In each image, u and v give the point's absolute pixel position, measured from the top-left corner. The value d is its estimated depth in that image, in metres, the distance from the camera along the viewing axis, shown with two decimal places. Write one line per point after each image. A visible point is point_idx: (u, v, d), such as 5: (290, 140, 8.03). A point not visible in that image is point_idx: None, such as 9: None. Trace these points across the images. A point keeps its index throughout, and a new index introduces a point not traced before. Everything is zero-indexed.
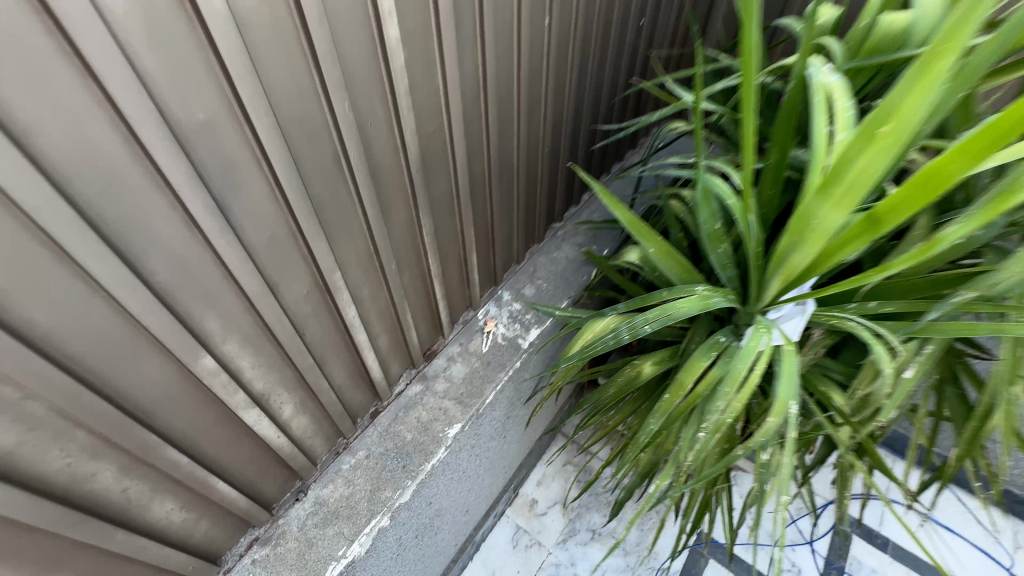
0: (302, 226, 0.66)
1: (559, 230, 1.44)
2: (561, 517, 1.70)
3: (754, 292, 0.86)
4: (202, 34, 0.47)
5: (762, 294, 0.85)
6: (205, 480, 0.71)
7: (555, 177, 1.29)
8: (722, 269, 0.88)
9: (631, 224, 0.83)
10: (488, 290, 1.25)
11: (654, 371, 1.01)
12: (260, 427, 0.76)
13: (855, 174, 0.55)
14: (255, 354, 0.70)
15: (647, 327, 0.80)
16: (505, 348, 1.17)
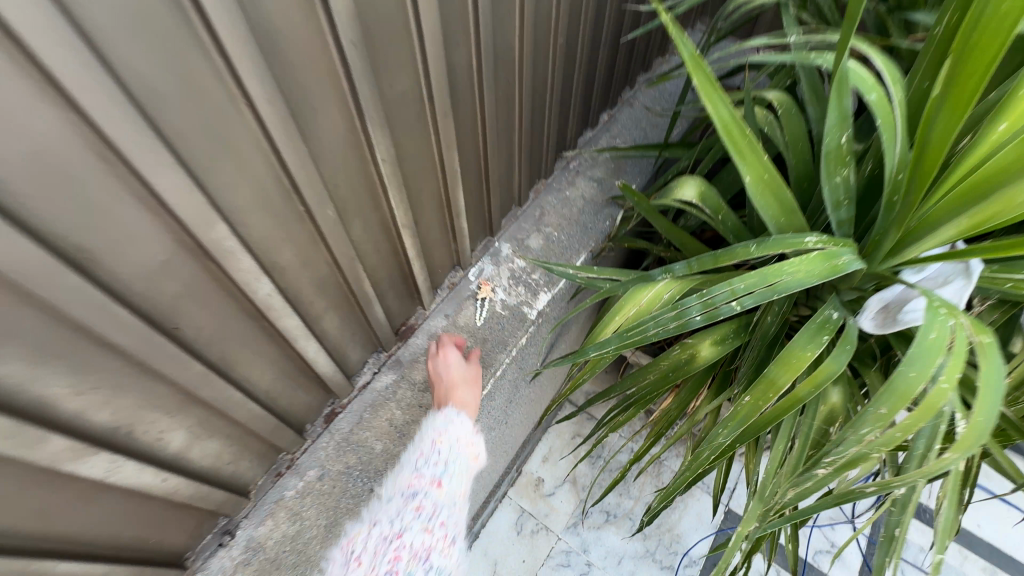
0: (118, 139, 0.34)
1: (570, 160, 1.10)
2: (571, 498, 1.49)
3: (890, 243, 0.57)
4: None
5: (901, 245, 0.56)
6: (42, 564, 0.45)
7: (568, 85, 0.95)
8: (836, 207, 0.58)
9: (725, 131, 0.51)
10: (481, 242, 0.94)
11: (713, 354, 0.73)
12: (126, 476, 0.48)
13: None
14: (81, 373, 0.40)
15: (735, 302, 0.51)
16: (506, 319, 0.88)
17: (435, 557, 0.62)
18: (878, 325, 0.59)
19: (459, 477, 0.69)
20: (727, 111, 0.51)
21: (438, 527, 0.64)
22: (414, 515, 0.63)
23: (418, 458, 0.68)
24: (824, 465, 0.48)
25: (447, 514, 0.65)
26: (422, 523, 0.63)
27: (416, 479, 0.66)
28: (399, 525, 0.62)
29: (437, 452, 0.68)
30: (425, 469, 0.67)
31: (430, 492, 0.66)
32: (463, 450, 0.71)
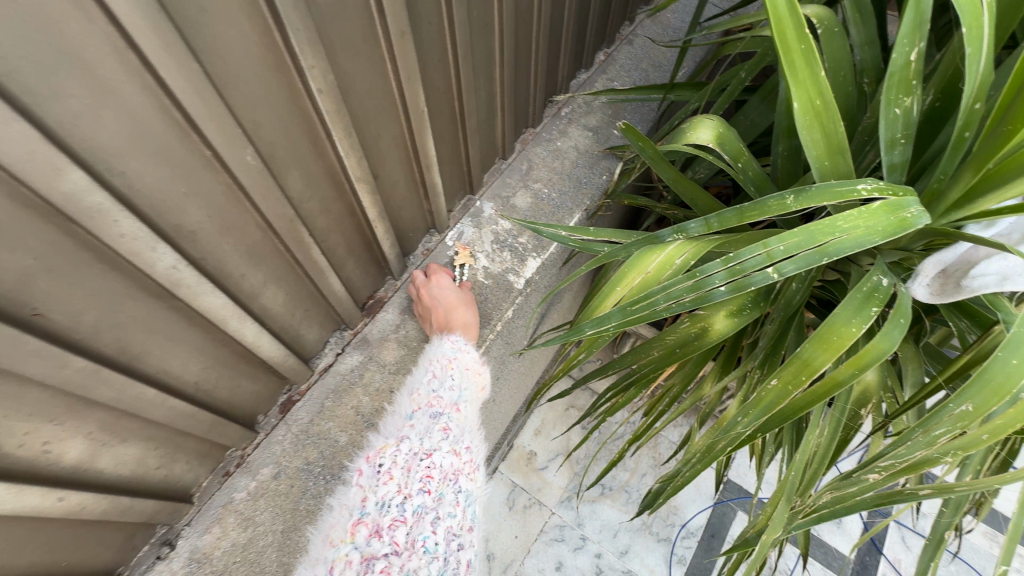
0: None
1: (561, 106, 0.97)
2: (565, 472, 1.43)
3: (958, 193, 0.46)
4: None
5: (976, 194, 0.44)
6: None
7: (558, 12, 0.80)
8: (893, 147, 0.46)
9: (778, 30, 0.39)
10: (459, 201, 0.82)
11: (729, 328, 0.62)
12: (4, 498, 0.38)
13: None
14: None
15: (770, 270, 0.40)
16: (490, 288, 0.77)
17: (464, 479, 0.57)
18: (934, 294, 0.49)
19: (474, 405, 0.63)
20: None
21: (464, 450, 0.58)
22: (441, 434, 0.57)
23: (432, 381, 0.62)
24: (874, 469, 0.40)
25: (469, 440, 0.60)
26: (450, 443, 0.57)
27: (436, 400, 0.60)
28: (428, 443, 0.56)
29: (452, 376, 0.63)
30: (442, 392, 0.61)
31: (451, 414, 0.60)
32: (475, 378, 0.65)
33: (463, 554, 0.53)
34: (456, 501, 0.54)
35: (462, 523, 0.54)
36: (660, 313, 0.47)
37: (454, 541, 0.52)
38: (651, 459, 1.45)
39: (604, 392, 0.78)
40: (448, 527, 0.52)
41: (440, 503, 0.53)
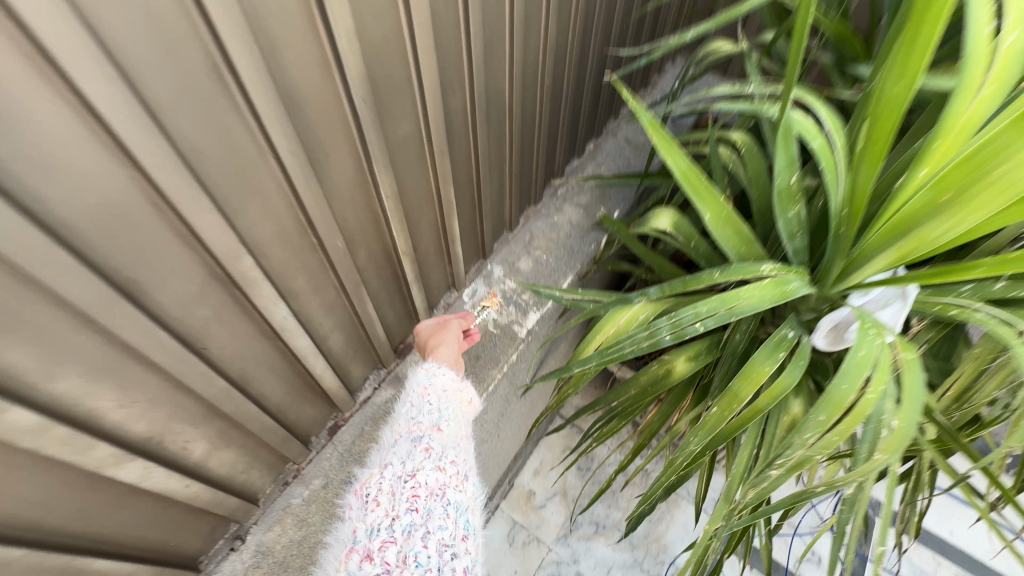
0: (169, 185, 0.41)
1: (558, 188, 1.18)
2: (561, 510, 1.53)
3: (836, 271, 0.64)
4: None
5: (842, 270, 0.63)
6: (79, 561, 0.50)
7: (556, 120, 1.02)
8: (790, 237, 0.65)
9: (684, 177, 0.57)
10: (475, 265, 1.01)
11: (688, 370, 0.79)
12: (156, 479, 0.54)
13: None
14: (124, 388, 0.46)
15: (699, 324, 0.58)
16: (499, 336, 0.95)
17: (451, 493, 0.65)
18: (831, 343, 0.68)
19: (455, 422, 0.72)
20: (687, 161, 0.57)
21: (450, 464, 0.67)
22: (424, 455, 0.66)
23: (412, 409, 0.72)
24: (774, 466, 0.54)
25: (454, 453, 0.68)
26: (433, 461, 0.65)
27: (416, 426, 0.69)
28: (411, 465, 0.65)
29: (429, 402, 0.72)
30: (421, 416, 0.70)
31: (432, 435, 0.68)
32: (454, 398, 0.75)
33: (458, 560, 0.61)
34: (445, 514, 0.63)
35: (454, 532, 0.62)
36: (627, 356, 0.64)
37: (447, 550, 0.60)
38: None
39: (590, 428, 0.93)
40: (439, 539, 0.60)
41: (428, 518, 0.61)
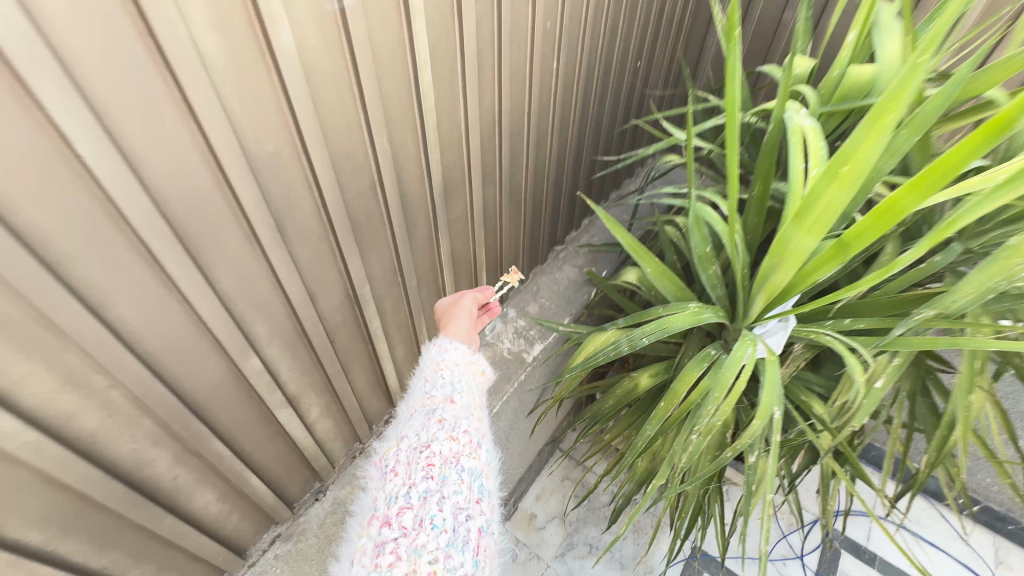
0: (341, 242, 0.75)
1: (560, 253, 1.53)
2: (559, 531, 1.73)
3: (741, 311, 0.95)
4: (278, 83, 0.55)
5: (744, 310, 0.94)
6: (243, 473, 0.79)
7: (559, 203, 1.39)
8: (711, 287, 0.97)
9: (630, 246, 0.91)
10: (495, 307, 1.33)
11: (650, 383, 1.09)
12: (290, 425, 0.84)
13: (820, 206, 0.64)
14: (293, 358, 0.77)
15: (644, 338, 0.88)
16: (511, 360, 1.25)
17: (465, 460, 0.70)
18: None
19: (468, 394, 0.77)
20: (631, 237, 0.92)
21: (462, 433, 0.72)
22: (437, 427, 0.71)
23: (426, 384, 0.77)
24: (696, 434, 0.83)
25: (467, 424, 0.74)
26: (446, 431, 0.71)
27: (430, 399, 0.75)
28: (425, 437, 0.70)
29: (441, 376, 0.77)
30: (434, 392, 0.76)
31: (445, 407, 0.73)
32: (465, 370, 0.79)
33: (472, 520, 0.67)
34: (459, 480, 0.68)
35: (468, 495, 0.68)
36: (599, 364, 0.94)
37: (462, 512, 0.66)
38: (632, 524, 1.76)
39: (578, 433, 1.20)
40: (454, 503, 0.66)
41: (443, 484, 0.66)
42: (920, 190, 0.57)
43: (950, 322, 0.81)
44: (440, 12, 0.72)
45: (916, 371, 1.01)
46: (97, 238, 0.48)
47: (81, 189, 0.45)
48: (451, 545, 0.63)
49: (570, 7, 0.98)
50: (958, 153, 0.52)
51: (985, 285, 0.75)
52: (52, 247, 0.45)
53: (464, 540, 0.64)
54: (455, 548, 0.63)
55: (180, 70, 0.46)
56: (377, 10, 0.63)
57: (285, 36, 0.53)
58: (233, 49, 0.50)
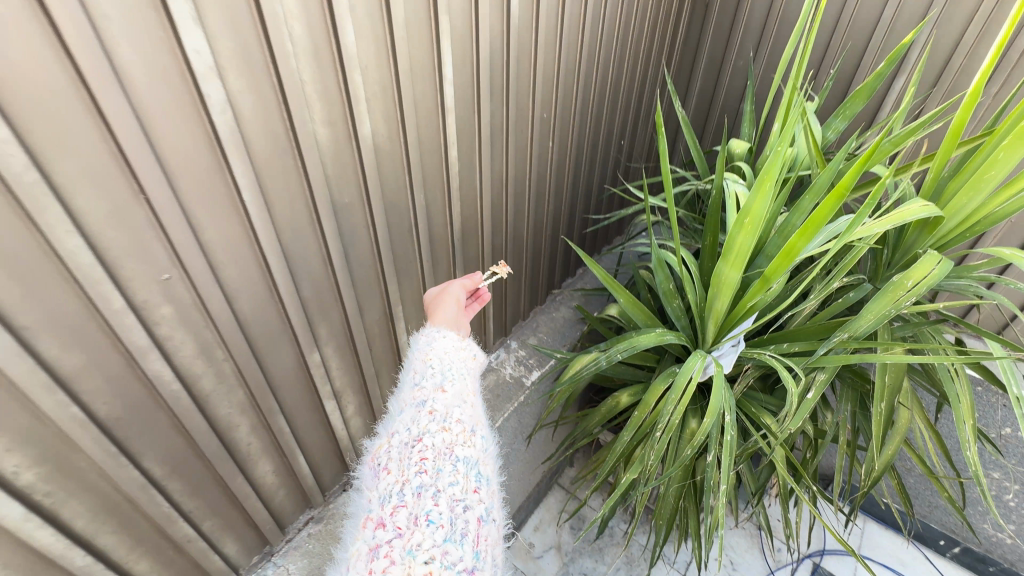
0: (385, 269, 0.99)
1: (557, 296, 1.76)
2: (556, 560, 1.81)
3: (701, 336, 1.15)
4: (358, 156, 0.83)
5: (705, 336, 1.13)
6: (293, 451, 0.99)
7: (555, 252, 1.65)
8: (676, 317, 1.18)
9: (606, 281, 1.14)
10: (499, 339, 1.56)
11: (629, 401, 1.27)
12: (331, 415, 1.05)
13: (737, 246, 0.90)
14: (341, 358, 1.00)
15: (617, 353, 1.09)
16: (512, 384, 1.46)
17: (459, 450, 0.68)
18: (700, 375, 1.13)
19: (459, 381, 0.75)
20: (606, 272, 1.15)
21: (455, 423, 0.70)
22: (428, 419, 0.69)
23: (415, 376, 0.76)
24: (660, 432, 1.02)
25: (459, 412, 0.72)
26: (437, 423, 0.69)
27: (420, 391, 0.73)
28: (416, 431, 0.68)
29: (429, 366, 0.76)
30: (424, 382, 0.74)
31: (436, 398, 0.72)
32: (455, 357, 0.78)
33: (471, 512, 0.65)
34: (454, 471, 0.66)
35: (465, 486, 0.66)
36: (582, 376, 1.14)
37: (459, 504, 0.64)
38: (624, 556, 1.82)
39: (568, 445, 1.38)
40: (450, 495, 0.64)
41: (438, 477, 0.65)
42: (805, 235, 0.83)
43: (861, 344, 1.02)
44: (466, 109, 1.02)
45: (854, 393, 1.19)
46: (239, 251, 0.73)
47: (235, 220, 0.70)
48: (449, 540, 0.61)
49: (562, 103, 1.30)
50: (823, 210, 0.80)
51: (882, 313, 0.97)
52: (214, 255, 0.70)
53: (463, 532, 0.63)
54: (453, 543, 0.61)
55: (304, 148, 0.73)
56: (424, 108, 0.92)
57: (366, 127, 0.81)
58: (333, 135, 0.78)
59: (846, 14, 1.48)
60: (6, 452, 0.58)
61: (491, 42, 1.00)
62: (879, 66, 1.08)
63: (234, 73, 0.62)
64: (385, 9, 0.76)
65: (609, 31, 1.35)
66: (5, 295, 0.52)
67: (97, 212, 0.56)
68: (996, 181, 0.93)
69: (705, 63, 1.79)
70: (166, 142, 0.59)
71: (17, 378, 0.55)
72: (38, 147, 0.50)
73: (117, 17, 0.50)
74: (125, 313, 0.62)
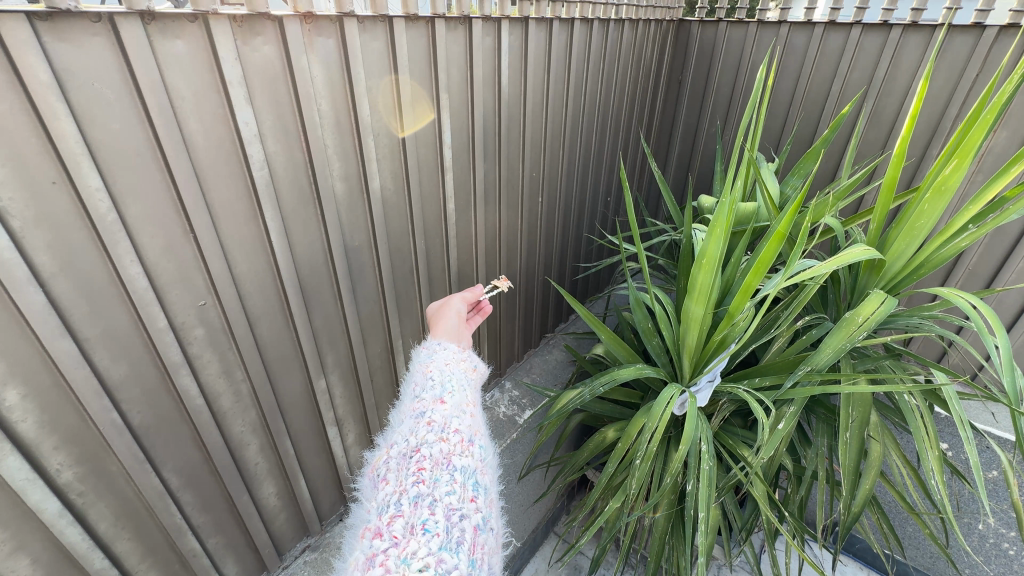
0: (388, 305, 1.11)
1: (550, 341, 1.89)
2: None
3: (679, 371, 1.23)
4: (368, 205, 0.97)
5: (683, 372, 1.20)
6: (296, 475, 1.06)
7: (547, 298, 1.78)
8: (656, 354, 1.26)
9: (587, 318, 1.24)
10: (494, 379, 1.65)
11: (615, 436, 1.33)
12: (333, 442, 1.13)
13: (699, 284, 1.03)
14: (344, 386, 1.10)
15: (594, 387, 1.18)
16: (505, 421, 1.53)
17: (457, 459, 0.65)
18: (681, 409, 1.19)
19: (459, 392, 0.73)
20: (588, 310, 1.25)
21: (454, 433, 0.67)
22: (427, 429, 0.66)
23: (415, 388, 0.73)
24: (639, 459, 1.08)
25: (458, 422, 0.69)
26: (435, 433, 0.66)
27: (419, 402, 0.70)
28: (414, 441, 0.65)
29: (430, 377, 0.74)
30: (424, 394, 0.72)
31: (435, 408, 0.69)
32: (456, 369, 0.77)
33: (468, 521, 0.61)
34: (452, 481, 0.62)
35: (463, 495, 0.62)
36: (565, 410, 1.21)
37: (456, 513, 0.60)
38: None
39: (557, 479, 1.42)
40: (447, 505, 0.60)
41: (435, 487, 0.61)
42: (757, 273, 0.95)
43: (825, 377, 1.08)
44: (463, 167, 1.18)
45: (829, 427, 1.25)
46: (263, 284, 0.85)
47: (263, 257, 0.83)
48: (444, 549, 0.57)
49: (549, 163, 1.47)
50: (769, 251, 0.92)
51: (839, 346, 1.04)
52: (242, 286, 0.82)
53: (459, 542, 0.59)
54: (449, 552, 0.57)
55: (324, 198, 0.87)
56: (426, 166, 1.08)
57: (376, 182, 0.96)
58: (348, 188, 0.92)
59: (800, 90, 1.72)
60: (54, 449, 0.67)
61: (485, 112, 1.18)
62: (823, 132, 1.24)
63: (272, 139, 0.77)
64: (395, 89, 0.93)
65: (592, 105, 1.56)
66: (75, 310, 0.64)
67: (155, 246, 0.69)
68: (928, 228, 1.05)
69: (682, 128, 2.05)
70: (214, 191, 0.73)
71: (74, 382, 0.66)
72: (119, 193, 0.63)
73: (189, 97, 0.66)
74: (166, 332, 0.73)
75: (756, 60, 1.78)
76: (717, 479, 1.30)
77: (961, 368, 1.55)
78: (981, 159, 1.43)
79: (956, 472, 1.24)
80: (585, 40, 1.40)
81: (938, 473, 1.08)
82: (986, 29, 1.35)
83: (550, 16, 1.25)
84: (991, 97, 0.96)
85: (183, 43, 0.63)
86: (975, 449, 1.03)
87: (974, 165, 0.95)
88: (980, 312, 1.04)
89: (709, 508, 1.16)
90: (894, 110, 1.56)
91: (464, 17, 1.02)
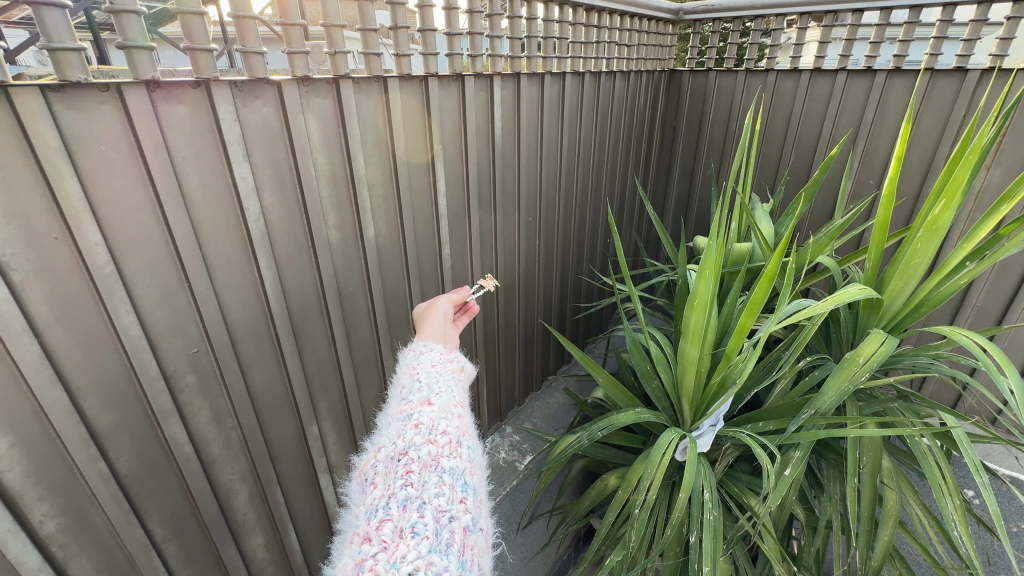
0: (382, 350, 1.12)
1: (552, 384, 1.89)
2: None
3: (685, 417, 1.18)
4: (362, 253, 1.00)
5: (685, 416, 1.17)
6: (285, 524, 1.04)
7: (548, 342, 1.79)
8: (657, 398, 1.23)
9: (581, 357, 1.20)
10: (494, 425, 1.64)
11: (617, 484, 1.28)
12: (324, 490, 1.12)
13: (692, 326, 1.02)
14: (337, 433, 1.10)
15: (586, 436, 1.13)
16: (506, 468, 1.50)
17: (446, 460, 0.61)
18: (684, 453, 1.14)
19: (447, 393, 0.70)
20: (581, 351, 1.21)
21: (442, 434, 0.64)
22: (414, 431, 0.63)
23: (403, 391, 0.70)
24: (638, 509, 1.03)
25: (446, 423, 0.65)
26: (423, 435, 0.63)
27: (406, 405, 0.67)
28: (402, 444, 0.62)
29: (417, 379, 0.71)
30: (411, 396, 0.68)
31: (422, 410, 0.66)
32: (443, 370, 0.74)
33: (457, 522, 0.57)
34: (441, 482, 0.59)
35: (452, 496, 0.58)
36: (561, 458, 1.16)
37: (445, 514, 0.57)
38: None
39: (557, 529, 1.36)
40: (436, 506, 0.57)
41: (424, 489, 0.58)
42: (750, 313, 0.94)
43: (830, 420, 1.02)
44: (459, 214, 1.22)
45: (840, 473, 1.19)
46: (256, 330, 0.87)
47: (256, 303, 0.85)
48: (435, 551, 0.53)
49: (546, 208, 1.51)
50: (760, 290, 0.91)
51: (843, 388, 1.00)
52: (235, 333, 0.84)
53: (449, 543, 0.55)
54: (439, 554, 0.53)
55: (319, 247, 0.90)
56: (421, 215, 1.11)
57: (371, 231, 0.99)
58: (343, 237, 0.95)
59: (790, 134, 1.77)
60: (37, 500, 0.67)
61: (480, 161, 1.23)
62: (814, 173, 1.25)
63: (269, 192, 0.81)
64: (390, 141, 0.98)
65: (587, 151, 1.61)
66: (68, 359, 0.65)
67: (150, 295, 0.71)
68: (923, 266, 1.04)
69: (679, 172, 2.11)
70: (210, 241, 0.76)
71: (62, 431, 0.66)
72: (117, 246, 0.66)
73: (189, 156, 0.70)
74: (157, 380, 0.74)
75: (745, 106, 1.84)
76: (726, 528, 1.23)
77: (978, 412, 1.50)
78: (976, 197, 1.44)
79: (980, 522, 1.16)
80: (577, 93, 1.47)
81: (960, 525, 1.01)
82: (969, 72, 1.39)
83: (541, 70, 1.31)
84: (973, 135, 0.97)
85: (185, 107, 0.68)
86: (993, 496, 0.96)
87: (963, 205, 0.95)
88: (987, 351, 1.00)
89: (717, 562, 1.09)
90: (887, 150, 1.57)
91: (457, 75, 1.08)
